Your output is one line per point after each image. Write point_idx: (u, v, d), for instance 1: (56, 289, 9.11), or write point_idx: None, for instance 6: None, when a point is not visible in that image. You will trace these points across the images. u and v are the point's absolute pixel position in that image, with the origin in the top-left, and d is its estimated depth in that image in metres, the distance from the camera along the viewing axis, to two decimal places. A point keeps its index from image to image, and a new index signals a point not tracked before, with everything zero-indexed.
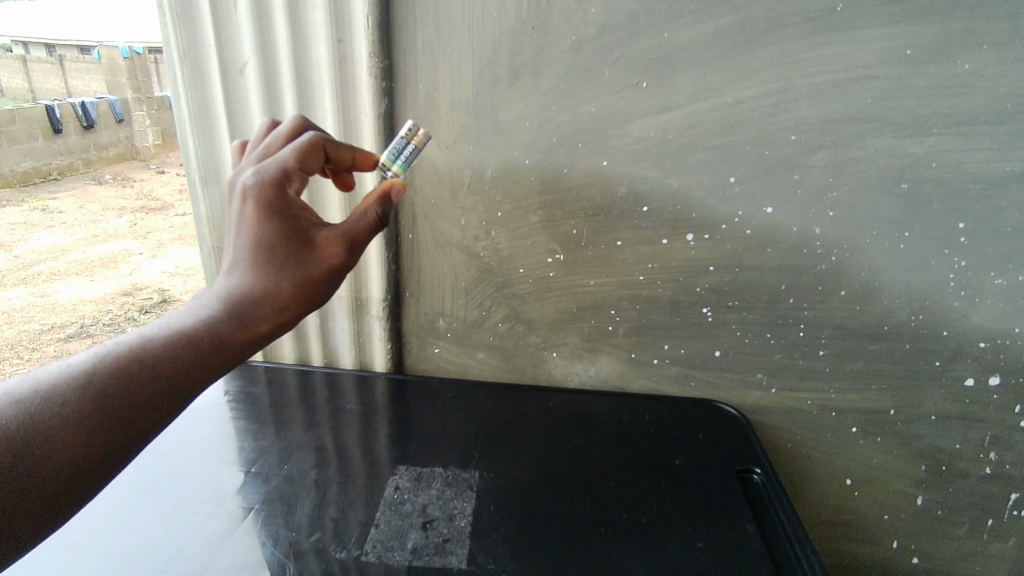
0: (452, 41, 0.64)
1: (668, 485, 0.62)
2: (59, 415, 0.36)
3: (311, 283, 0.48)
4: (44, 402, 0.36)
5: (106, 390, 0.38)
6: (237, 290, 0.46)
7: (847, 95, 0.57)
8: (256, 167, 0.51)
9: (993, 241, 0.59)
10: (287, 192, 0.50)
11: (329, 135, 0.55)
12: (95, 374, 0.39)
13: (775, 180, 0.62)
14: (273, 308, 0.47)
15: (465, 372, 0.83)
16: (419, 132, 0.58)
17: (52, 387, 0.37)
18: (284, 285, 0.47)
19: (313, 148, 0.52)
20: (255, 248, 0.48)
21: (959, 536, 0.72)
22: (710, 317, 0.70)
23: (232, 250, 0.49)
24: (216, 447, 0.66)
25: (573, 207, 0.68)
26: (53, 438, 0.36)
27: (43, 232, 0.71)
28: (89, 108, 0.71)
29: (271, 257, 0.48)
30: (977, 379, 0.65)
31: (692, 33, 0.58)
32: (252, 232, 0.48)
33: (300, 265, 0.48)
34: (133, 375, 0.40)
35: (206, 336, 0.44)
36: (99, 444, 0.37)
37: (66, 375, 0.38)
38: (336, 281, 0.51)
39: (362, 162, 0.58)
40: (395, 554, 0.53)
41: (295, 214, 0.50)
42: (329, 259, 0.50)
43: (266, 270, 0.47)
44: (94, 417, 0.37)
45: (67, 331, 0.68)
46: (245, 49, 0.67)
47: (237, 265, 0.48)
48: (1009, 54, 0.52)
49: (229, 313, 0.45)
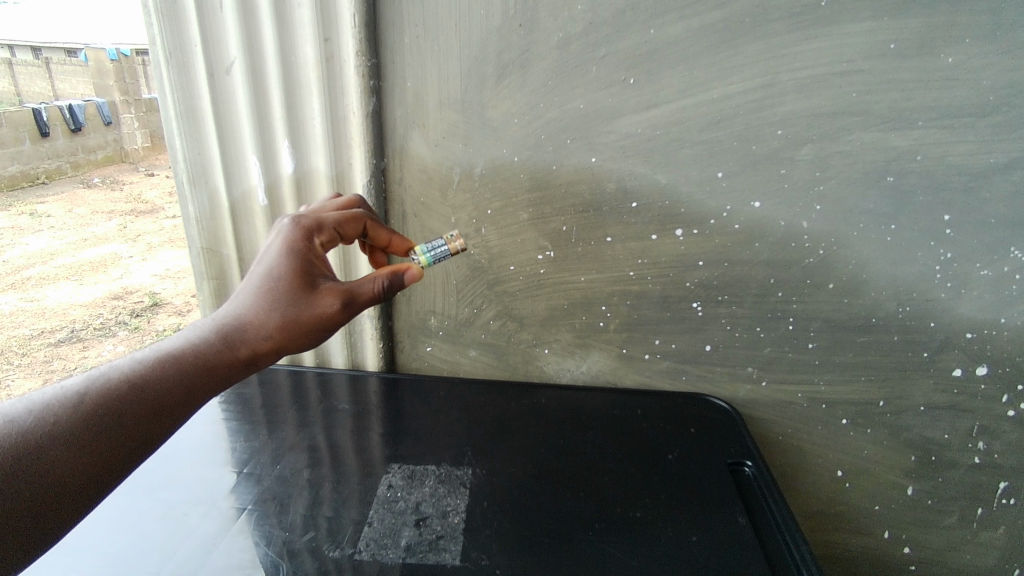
0: (439, 40, 0.64)
1: (661, 479, 0.63)
2: (51, 432, 0.38)
3: (300, 324, 0.50)
4: (38, 420, 0.38)
5: (96, 409, 0.40)
6: (231, 317, 0.49)
7: (833, 88, 0.57)
8: (295, 216, 0.58)
9: (978, 232, 0.59)
10: (305, 241, 0.55)
11: (375, 215, 0.63)
12: (88, 395, 0.41)
13: (763, 174, 0.62)
14: (260, 338, 0.49)
15: (457, 369, 0.83)
16: (457, 240, 0.63)
17: (47, 407, 0.39)
18: (272, 319, 0.50)
19: (355, 219, 0.61)
20: (260, 283, 0.51)
21: (949, 525, 0.73)
22: (700, 311, 0.71)
23: (244, 283, 0.53)
24: (209, 447, 0.65)
25: (562, 204, 0.68)
26: (42, 456, 0.37)
27: (32, 237, 0.70)
28: (77, 111, 0.71)
29: (268, 291, 0.51)
30: (965, 369, 0.65)
31: (679, 29, 0.58)
32: (260, 270, 0.52)
33: (297, 305, 0.51)
34: (122, 396, 0.42)
35: (195, 360, 0.46)
36: (84, 465, 0.39)
37: (60, 397, 0.40)
38: (325, 331, 0.52)
39: (397, 244, 0.66)
40: (389, 551, 0.53)
41: (304, 261, 0.54)
42: (323, 307, 0.51)
43: (264, 305, 0.50)
44: (85, 435, 0.39)
45: (57, 336, 0.71)
46: (231, 49, 0.67)
47: (241, 297, 0.51)
48: (991, 48, 0.53)
49: (220, 340, 0.48)
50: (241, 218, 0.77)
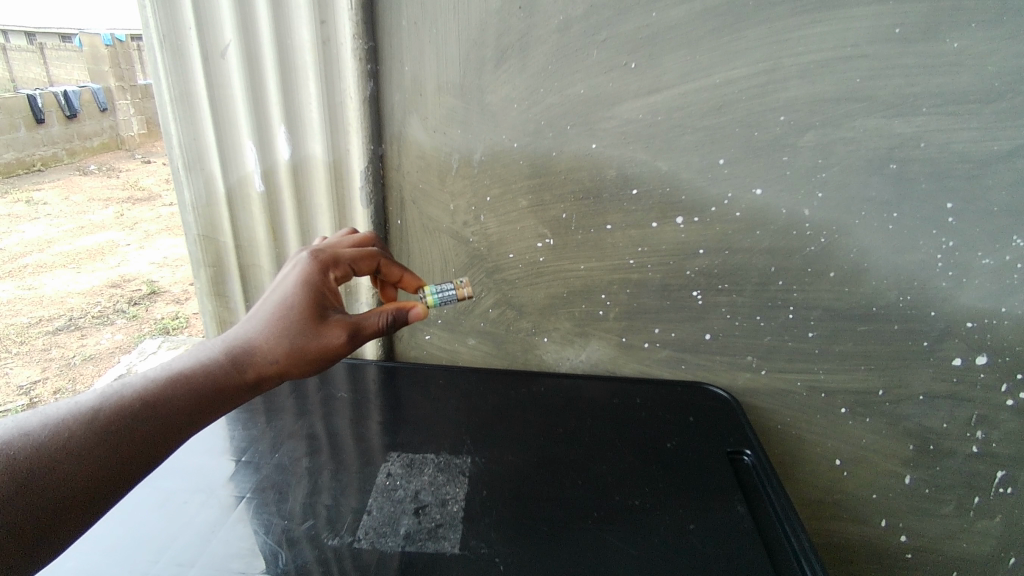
0: (438, 24, 0.63)
1: (659, 467, 0.63)
2: (62, 447, 0.38)
3: (306, 355, 0.50)
4: (50, 434, 0.38)
5: (106, 426, 0.40)
6: (239, 342, 0.49)
7: (836, 74, 0.57)
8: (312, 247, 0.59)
9: (981, 220, 0.59)
10: (320, 274, 0.55)
11: (389, 253, 0.64)
12: (100, 411, 0.41)
13: (764, 161, 0.61)
14: (264, 365, 0.49)
15: (457, 358, 0.83)
16: (467, 287, 0.62)
17: (59, 422, 0.39)
18: (279, 346, 0.49)
19: (370, 256, 0.61)
20: (273, 311, 0.51)
21: (946, 513, 0.73)
22: (700, 300, 0.70)
23: (257, 310, 0.53)
24: (206, 435, 0.65)
25: (561, 191, 0.68)
26: (53, 471, 0.37)
27: (28, 224, 0.73)
28: (72, 97, 0.78)
29: (279, 319, 0.51)
30: (965, 359, 0.65)
31: (681, 13, 0.57)
32: (273, 298, 0.53)
33: (305, 336, 0.50)
34: (132, 416, 0.42)
35: (203, 381, 0.46)
36: (93, 481, 0.39)
37: (72, 413, 0.40)
38: (330, 363, 0.52)
39: (408, 282, 0.65)
40: (388, 540, 0.53)
41: (317, 293, 0.54)
42: (330, 340, 0.51)
43: (274, 334, 0.50)
44: (94, 451, 0.39)
45: (55, 325, 0.70)
46: (225, 32, 0.66)
47: (252, 322, 0.51)
48: (997, 32, 0.52)
49: (228, 364, 0.48)
50: (238, 205, 0.76)
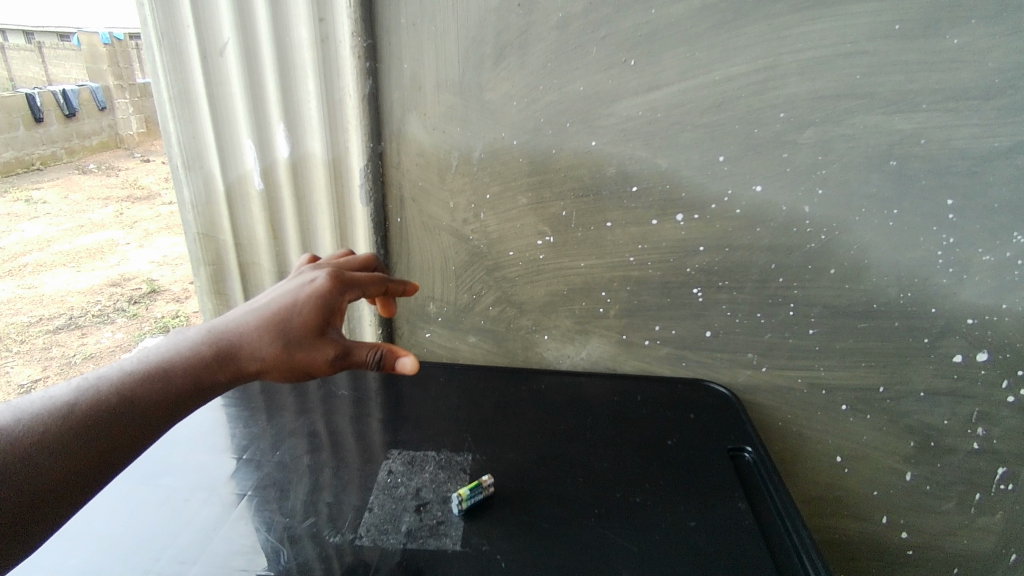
0: (437, 22, 0.63)
1: (660, 464, 0.63)
2: (39, 440, 0.38)
3: (291, 370, 0.50)
4: (27, 427, 0.38)
5: (84, 421, 0.40)
6: (224, 344, 0.49)
7: (836, 70, 0.56)
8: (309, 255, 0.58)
9: (982, 216, 0.59)
10: (322, 289, 0.55)
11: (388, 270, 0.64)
12: (78, 405, 0.40)
13: (764, 158, 0.61)
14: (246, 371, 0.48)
15: (457, 356, 0.83)
16: None
17: (37, 415, 0.39)
18: (265, 356, 0.49)
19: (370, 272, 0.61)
20: (266, 319, 0.51)
21: (947, 510, 0.73)
22: (700, 297, 0.70)
23: (249, 313, 0.52)
24: (204, 435, 0.65)
25: (561, 188, 0.68)
26: (31, 464, 0.37)
27: (27, 224, 0.70)
28: (70, 96, 0.72)
29: (269, 328, 0.50)
30: (965, 355, 0.65)
31: (681, 9, 0.57)
32: (270, 307, 0.52)
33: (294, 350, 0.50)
34: (112, 411, 0.41)
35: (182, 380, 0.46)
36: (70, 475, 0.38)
37: (49, 406, 0.40)
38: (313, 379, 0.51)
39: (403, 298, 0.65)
40: (390, 537, 0.53)
41: (318, 309, 0.53)
42: (317, 359, 0.50)
43: (261, 342, 0.49)
44: (72, 446, 0.39)
45: (55, 323, 0.70)
46: (224, 30, 0.66)
47: (242, 326, 0.51)
48: (998, 27, 0.52)
49: (210, 365, 0.48)
50: (238, 203, 0.76)
